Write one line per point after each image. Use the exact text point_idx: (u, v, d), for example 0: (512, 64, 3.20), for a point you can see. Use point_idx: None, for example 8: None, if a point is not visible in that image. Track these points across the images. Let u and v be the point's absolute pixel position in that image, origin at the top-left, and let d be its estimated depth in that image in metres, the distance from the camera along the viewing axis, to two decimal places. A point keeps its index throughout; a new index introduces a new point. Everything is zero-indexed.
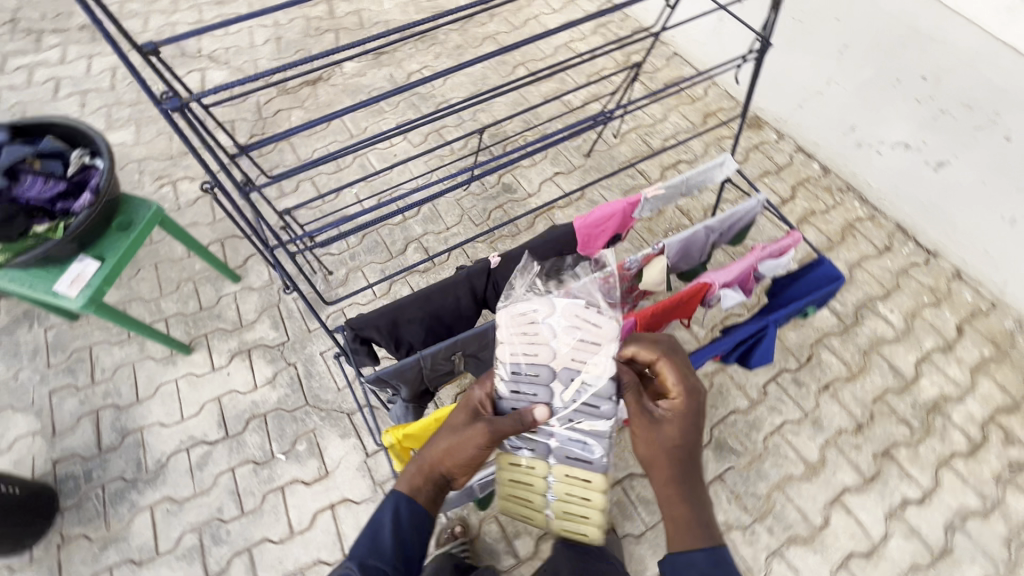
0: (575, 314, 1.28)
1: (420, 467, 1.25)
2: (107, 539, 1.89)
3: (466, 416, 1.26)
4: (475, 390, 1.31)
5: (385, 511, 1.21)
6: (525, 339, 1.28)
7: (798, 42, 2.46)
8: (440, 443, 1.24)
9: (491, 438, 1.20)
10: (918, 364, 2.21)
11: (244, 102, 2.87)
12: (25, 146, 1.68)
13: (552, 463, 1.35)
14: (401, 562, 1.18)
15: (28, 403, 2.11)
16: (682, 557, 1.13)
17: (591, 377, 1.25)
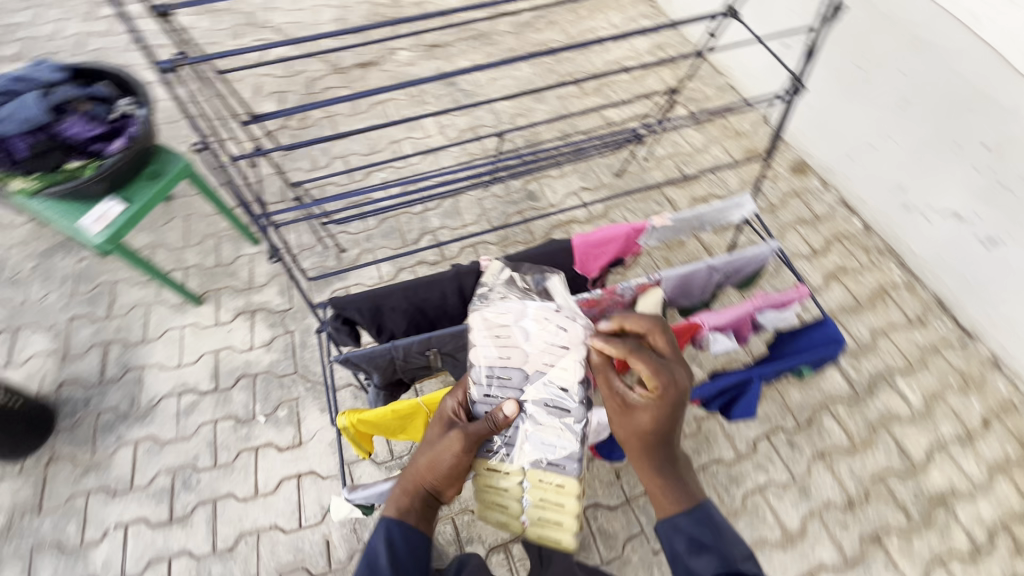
0: (548, 319, 1.29)
1: (405, 488, 1.22)
2: (90, 464, 2.00)
3: (440, 427, 1.24)
4: (446, 401, 1.28)
5: (375, 541, 1.16)
6: (498, 341, 1.28)
7: (857, 92, 2.33)
8: (421, 459, 1.21)
9: (470, 443, 1.19)
10: (930, 451, 2.05)
11: (297, 76, 2.98)
12: (78, 88, 1.80)
13: (523, 469, 1.29)
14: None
15: (50, 325, 2.27)
16: (666, 526, 1.20)
17: (562, 381, 1.26)
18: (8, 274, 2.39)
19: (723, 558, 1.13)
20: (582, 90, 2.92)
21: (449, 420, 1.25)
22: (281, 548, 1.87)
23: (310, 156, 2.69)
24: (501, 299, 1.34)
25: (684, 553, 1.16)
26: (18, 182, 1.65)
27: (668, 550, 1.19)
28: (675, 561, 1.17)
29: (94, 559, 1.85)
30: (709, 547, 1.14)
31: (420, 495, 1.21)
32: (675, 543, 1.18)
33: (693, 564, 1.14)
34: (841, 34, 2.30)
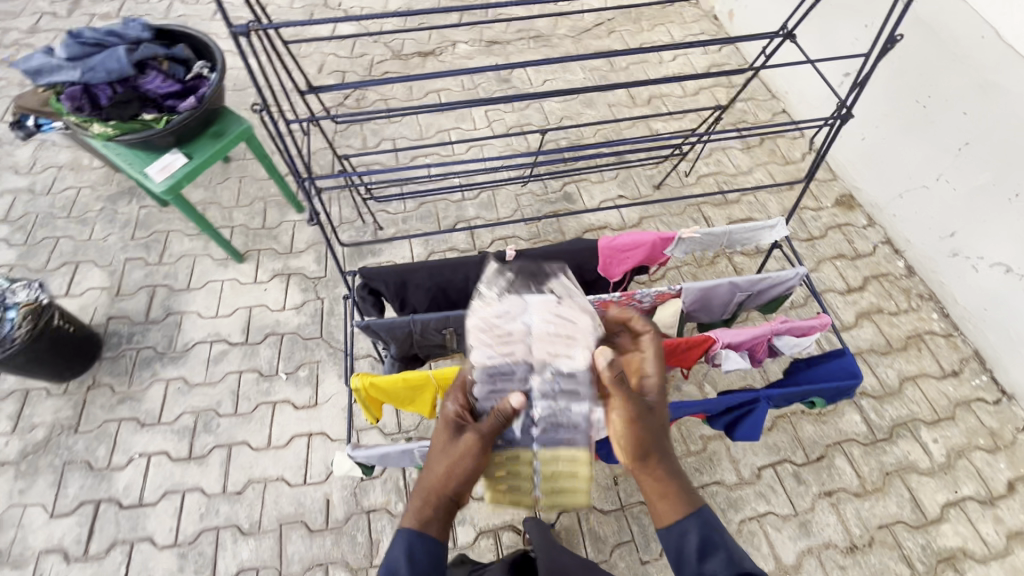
0: (549, 313, 1.21)
1: (423, 499, 1.13)
2: (125, 395, 2.16)
3: (449, 431, 1.17)
4: (448, 404, 1.21)
5: (396, 557, 1.07)
6: (499, 339, 1.18)
7: (916, 128, 2.26)
8: (436, 466, 1.14)
9: (484, 442, 1.13)
10: (946, 507, 1.96)
11: (360, 58, 3.11)
12: (160, 46, 1.92)
13: (535, 449, 1.24)
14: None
15: (107, 263, 2.45)
16: (675, 529, 1.13)
17: (571, 370, 1.18)
18: (77, 212, 2.60)
19: (733, 554, 1.09)
20: (632, 99, 2.93)
21: (455, 422, 1.18)
22: (285, 499, 1.97)
23: (361, 135, 2.80)
24: (497, 295, 1.25)
25: (697, 555, 1.10)
26: (96, 127, 1.80)
27: (677, 556, 1.12)
28: (684, 565, 1.11)
29: (117, 481, 1.99)
30: (718, 546, 1.10)
31: (441, 504, 1.13)
32: (683, 546, 1.12)
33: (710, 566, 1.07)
34: (901, 62, 2.24)
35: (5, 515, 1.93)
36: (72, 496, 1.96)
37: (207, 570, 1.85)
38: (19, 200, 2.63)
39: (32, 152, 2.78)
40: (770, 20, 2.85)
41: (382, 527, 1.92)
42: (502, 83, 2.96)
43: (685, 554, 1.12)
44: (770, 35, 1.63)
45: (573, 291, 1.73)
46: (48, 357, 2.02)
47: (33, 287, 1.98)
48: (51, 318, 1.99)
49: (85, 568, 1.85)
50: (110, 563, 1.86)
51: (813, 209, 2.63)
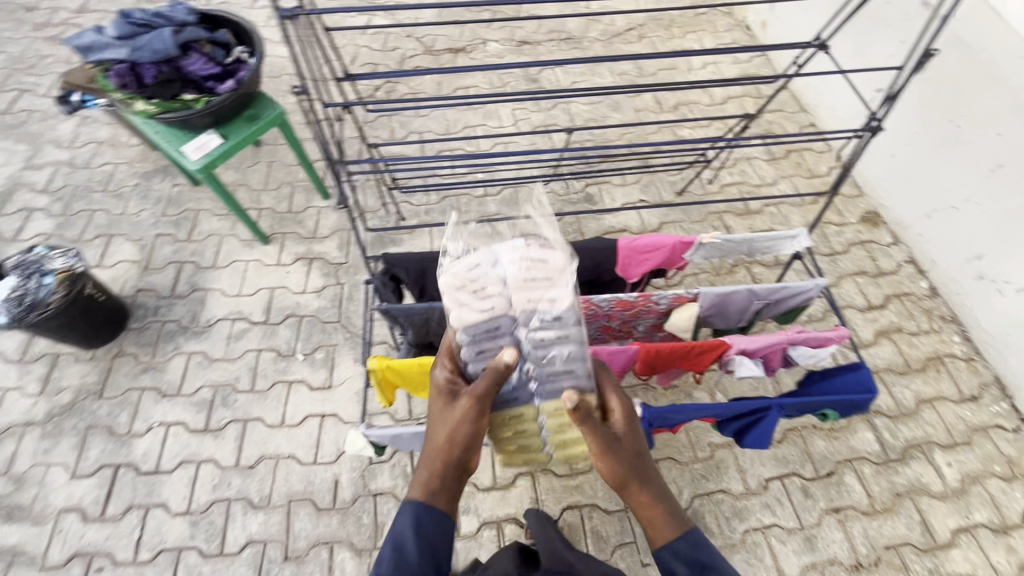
0: (520, 258, 1.23)
1: (428, 471, 1.13)
2: (148, 365, 2.23)
3: (444, 399, 1.17)
4: (439, 372, 1.21)
5: (404, 527, 1.08)
6: (475, 295, 1.23)
7: (948, 148, 2.23)
8: (436, 435, 1.15)
9: (481, 404, 1.13)
10: (957, 533, 1.93)
11: (393, 52, 3.17)
12: (204, 30, 1.97)
13: (539, 405, 1.24)
14: (429, 563, 1.06)
15: (139, 237, 2.53)
16: (668, 553, 1.12)
17: (553, 311, 1.22)
18: (113, 187, 2.69)
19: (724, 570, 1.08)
20: (660, 105, 2.94)
21: (449, 389, 1.18)
22: (295, 477, 2.01)
23: (389, 127, 2.85)
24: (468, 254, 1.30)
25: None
26: (140, 105, 1.87)
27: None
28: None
29: (136, 448, 2.06)
30: (713, 566, 1.08)
31: (446, 472, 1.13)
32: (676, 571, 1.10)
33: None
34: (936, 80, 2.21)
35: (30, 472, 2.01)
36: (93, 459, 2.03)
37: (216, 540, 1.90)
38: (59, 172, 2.73)
39: (74, 128, 2.88)
40: (804, 33, 2.83)
41: (388, 511, 1.95)
42: (530, 83, 2.99)
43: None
44: (803, 45, 1.63)
45: (590, 290, 1.74)
46: (79, 323, 2.10)
47: (70, 255, 2.07)
48: (85, 286, 2.06)
49: (102, 529, 1.92)
50: (126, 525, 1.92)
51: (836, 225, 2.60)
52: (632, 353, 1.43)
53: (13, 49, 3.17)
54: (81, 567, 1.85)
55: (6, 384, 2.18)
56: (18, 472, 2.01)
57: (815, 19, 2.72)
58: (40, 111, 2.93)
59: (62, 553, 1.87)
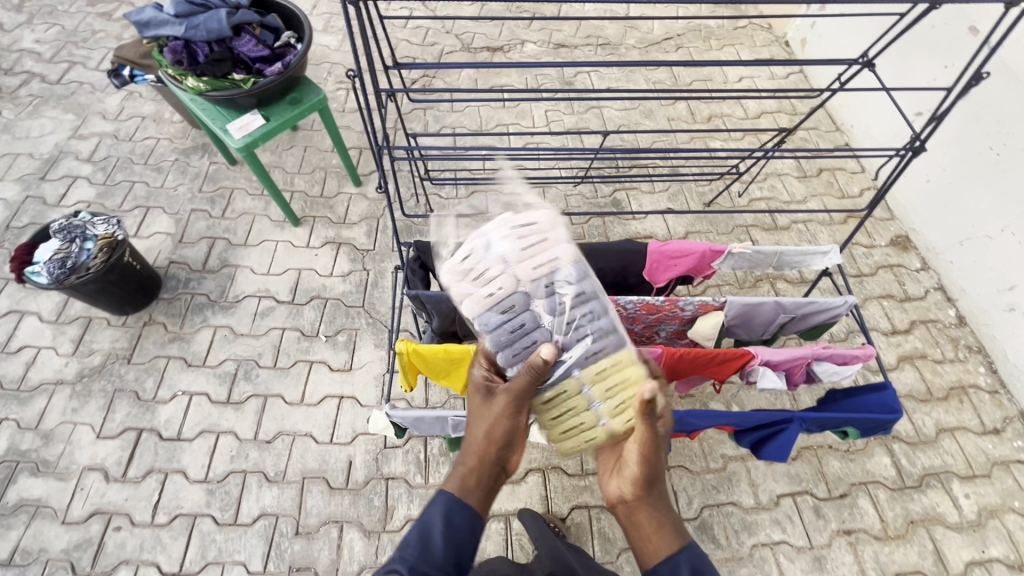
0: (511, 230, 1.27)
1: (466, 466, 1.15)
2: (176, 335, 2.29)
3: (483, 397, 1.20)
4: (476, 371, 1.25)
5: (434, 516, 1.09)
6: (480, 281, 1.24)
7: (987, 176, 2.20)
8: (474, 432, 1.18)
9: (518, 403, 1.15)
10: (971, 566, 1.90)
11: (431, 47, 3.22)
12: (254, 13, 2.00)
13: (577, 375, 1.17)
14: (452, 563, 1.06)
15: (175, 211, 2.60)
16: (665, 565, 1.08)
17: (560, 271, 1.24)
18: (154, 161, 2.77)
19: None
20: (693, 116, 2.94)
21: (486, 387, 1.20)
22: (311, 455, 2.04)
23: (424, 120, 2.90)
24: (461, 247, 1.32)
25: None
26: (191, 81, 1.92)
27: None
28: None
29: (160, 414, 2.11)
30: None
31: (486, 469, 1.15)
32: None
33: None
34: (980, 107, 2.19)
35: (57, 429, 2.07)
36: (118, 421, 2.09)
37: (231, 510, 1.94)
38: (103, 143, 2.82)
39: (120, 101, 2.97)
40: (844, 52, 2.82)
41: (398, 495, 1.97)
42: (565, 85, 3.01)
43: None
44: (850, 62, 1.62)
45: (615, 292, 1.75)
46: (115, 289, 2.16)
47: (111, 222, 2.15)
48: (123, 254, 2.13)
49: (122, 489, 1.97)
50: (145, 488, 1.97)
51: (865, 247, 2.58)
52: (656, 356, 1.43)
53: (67, 22, 3.28)
54: (100, 524, 1.91)
55: (41, 343, 2.25)
56: (46, 429, 2.07)
57: (857, 38, 2.70)
58: (89, 83, 3.03)
59: (83, 509, 1.93)
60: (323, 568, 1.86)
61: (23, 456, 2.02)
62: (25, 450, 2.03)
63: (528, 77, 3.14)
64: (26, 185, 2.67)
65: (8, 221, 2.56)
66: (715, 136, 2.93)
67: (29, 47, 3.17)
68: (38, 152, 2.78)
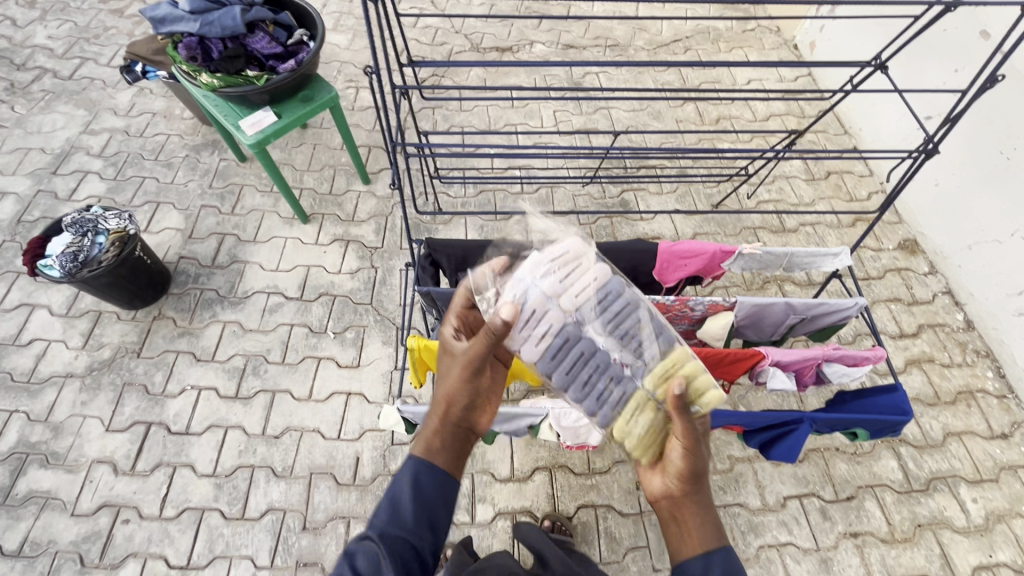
0: (544, 263, 1.20)
1: (430, 428, 1.12)
2: (185, 330, 2.30)
3: (449, 358, 1.21)
4: (445, 333, 1.28)
5: (402, 483, 1.05)
6: (530, 324, 1.16)
7: (996, 180, 2.20)
8: (439, 393, 1.17)
9: (474, 364, 1.12)
10: (978, 570, 1.90)
11: (441, 46, 3.24)
12: (269, 11, 2.02)
13: (643, 385, 1.17)
14: (424, 525, 1.02)
15: (185, 207, 2.62)
16: (701, 560, 1.05)
17: (604, 291, 1.23)
18: (164, 157, 2.78)
19: None
20: (701, 117, 2.95)
21: (450, 348, 1.22)
22: (318, 451, 2.05)
23: (433, 119, 2.92)
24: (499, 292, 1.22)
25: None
26: (205, 77, 1.94)
27: None
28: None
29: (169, 408, 2.12)
30: None
31: (452, 430, 1.12)
32: None
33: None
34: (990, 111, 2.19)
35: (67, 422, 2.08)
36: (127, 415, 2.10)
37: (239, 504, 1.95)
38: (114, 138, 2.84)
39: (131, 97, 2.99)
40: (853, 55, 2.83)
41: None
42: (574, 85, 3.02)
43: None
44: (863, 63, 1.62)
45: None
46: (125, 284, 2.17)
47: (123, 217, 2.16)
48: (134, 248, 2.14)
49: (130, 482, 1.98)
50: (153, 481, 1.98)
51: (872, 250, 2.58)
52: None
53: (80, 19, 3.31)
54: (109, 517, 1.92)
55: (51, 336, 2.26)
56: (56, 421, 2.09)
57: (866, 41, 2.70)
58: (101, 79, 3.05)
59: (92, 502, 1.94)
60: (330, 563, 1.86)
61: (32, 448, 2.03)
62: (35, 442, 2.04)
63: (537, 77, 3.15)
64: (38, 179, 2.69)
65: (20, 215, 2.58)
66: (724, 137, 2.93)
67: (41, 43, 3.19)
68: (49, 147, 2.79)
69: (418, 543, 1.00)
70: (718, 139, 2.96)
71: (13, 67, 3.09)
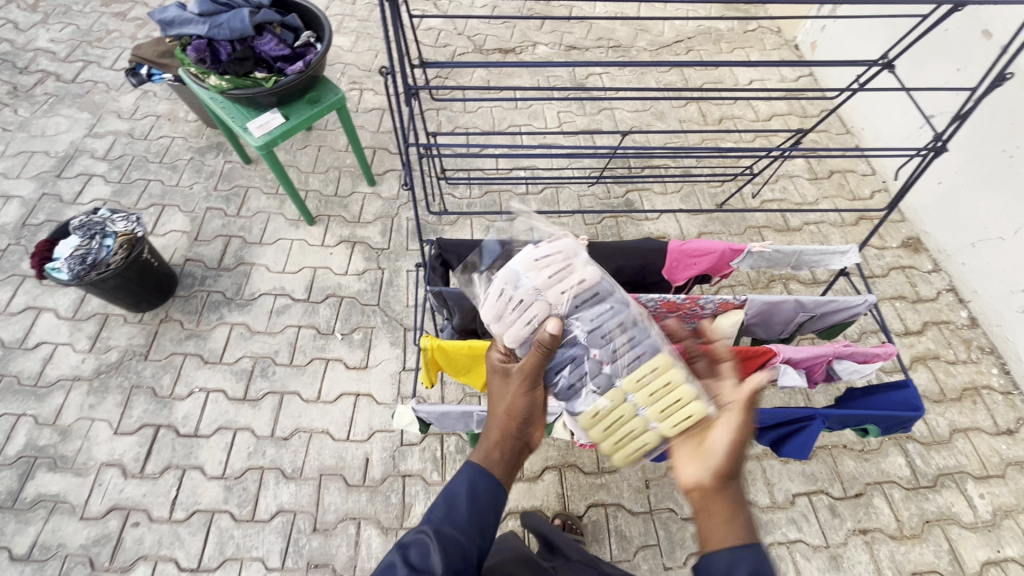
0: (534, 260, 1.21)
1: (488, 440, 1.15)
2: (193, 332, 2.30)
3: (501, 377, 1.20)
4: (493, 353, 1.25)
5: (459, 485, 1.08)
6: (515, 313, 1.18)
7: (1000, 178, 2.21)
8: (495, 407, 1.18)
9: (529, 380, 1.13)
10: (986, 566, 1.91)
11: (444, 48, 3.24)
12: (275, 13, 2.02)
13: (619, 384, 1.16)
14: (475, 530, 1.04)
15: (190, 209, 2.62)
16: (725, 549, 1.03)
17: (589, 289, 1.20)
18: (169, 159, 2.79)
19: None
20: (704, 117, 2.96)
21: (503, 368, 1.20)
22: (328, 452, 2.05)
23: (437, 120, 2.93)
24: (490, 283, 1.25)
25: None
26: (213, 80, 1.93)
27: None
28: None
29: (177, 411, 2.12)
30: None
31: (508, 446, 1.14)
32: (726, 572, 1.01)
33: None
34: (992, 111, 2.21)
35: (75, 425, 2.08)
36: (135, 417, 2.10)
37: (249, 506, 1.94)
38: (119, 141, 2.84)
39: (135, 100, 2.99)
40: (854, 55, 2.84)
41: (415, 493, 1.98)
42: (577, 87, 3.04)
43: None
44: (873, 62, 1.61)
45: (634, 291, 1.74)
46: (133, 287, 2.18)
47: (131, 219, 2.16)
48: (142, 251, 2.13)
49: (140, 485, 1.98)
50: (163, 484, 1.98)
51: (876, 249, 2.60)
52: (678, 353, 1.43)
53: (82, 22, 3.31)
54: (119, 520, 1.91)
55: (58, 339, 2.26)
56: (64, 425, 2.08)
57: (869, 41, 2.71)
58: (104, 82, 3.05)
59: (101, 505, 1.94)
60: (341, 564, 1.86)
61: (41, 452, 2.03)
62: (43, 446, 2.04)
63: (540, 78, 3.16)
64: (42, 183, 2.68)
65: (24, 219, 2.58)
66: (727, 137, 2.96)
67: (44, 46, 3.19)
68: (53, 150, 2.79)
69: (467, 546, 1.02)
70: (721, 138, 2.98)
71: (15, 70, 3.08)
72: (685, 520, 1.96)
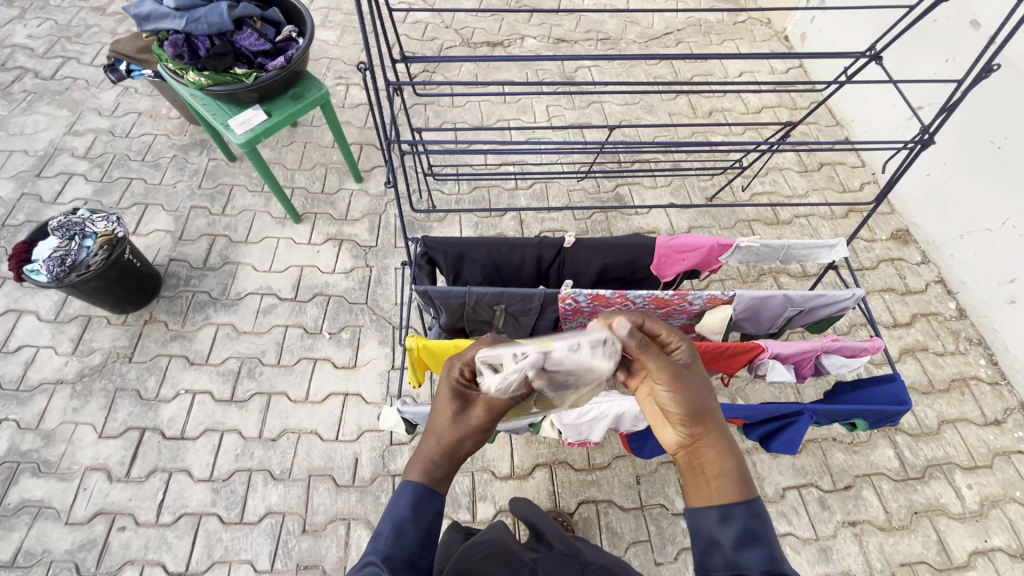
0: (563, 359, 1.12)
1: (429, 460, 1.07)
2: (178, 333, 2.26)
3: (459, 400, 1.11)
4: (455, 373, 1.13)
5: (401, 507, 1.01)
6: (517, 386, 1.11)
7: (988, 169, 2.21)
8: (440, 425, 1.08)
9: (495, 420, 1.10)
10: (974, 555, 1.92)
11: (432, 41, 3.20)
12: (256, 7, 1.98)
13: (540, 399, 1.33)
14: (425, 545, 1.00)
15: (174, 208, 2.58)
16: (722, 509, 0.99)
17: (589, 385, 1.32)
18: (151, 157, 2.74)
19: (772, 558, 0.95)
20: (694, 110, 2.95)
21: (464, 393, 1.11)
22: (316, 452, 2.03)
23: (425, 115, 2.90)
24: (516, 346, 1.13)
25: (733, 546, 0.96)
26: (192, 75, 1.91)
27: (707, 540, 0.98)
28: (713, 551, 0.97)
29: (163, 412, 2.09)
30: (762, 542, 0.96)
31: (450, 464, 1.08)
32: (719, 536, 0.98)
33: (744, 559, 0.94)
34: (982, 102, 2.19)
35: (58, 429, 2.05)
36: (120, 420, 2.07)
37: (237, 508, 1.93)
38: (99, 139, 2.78)
39: (115, 97, 2.93)
40: (843, 47, 2.82)
41: None
42: (566, 79, 3.01)
43: (719, 543, 0.97)
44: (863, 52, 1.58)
45: (623, 287, 1.72)
46: (114, 287, 2.13)
47: (111, 219, 2.12)
48: (123, 252, 2.10)
49: (126, 489, 1.95)
50: (149, 488, 1.96)
51: (864, 242, 2.60)
52: None
53: (60, 17, 3.23)
54: (104, 525, 1.89)
55: (39, 342, 2.22)
56: (47, 429, 2.05)
57: (858, 32, 2.69)
58: (84, 78, 2.99)
59: (86, 510, 1.91)
60: (331, 565, 1.85)
61: (23, 457, 2.00)
62: (26, 450, 2.01)
63: (528, 72, 3.13)
64: (21, 182, 2.63)
65: (3, 219, 2.53)
66: (716, 130, 2.95)
67: (21, 42, 3.11)
68: (32, 148, 2.73)
69: (417, 561, 0.98)
70: (711, 132, 2.97)
71: None
72: (675, 515, 1.97)
